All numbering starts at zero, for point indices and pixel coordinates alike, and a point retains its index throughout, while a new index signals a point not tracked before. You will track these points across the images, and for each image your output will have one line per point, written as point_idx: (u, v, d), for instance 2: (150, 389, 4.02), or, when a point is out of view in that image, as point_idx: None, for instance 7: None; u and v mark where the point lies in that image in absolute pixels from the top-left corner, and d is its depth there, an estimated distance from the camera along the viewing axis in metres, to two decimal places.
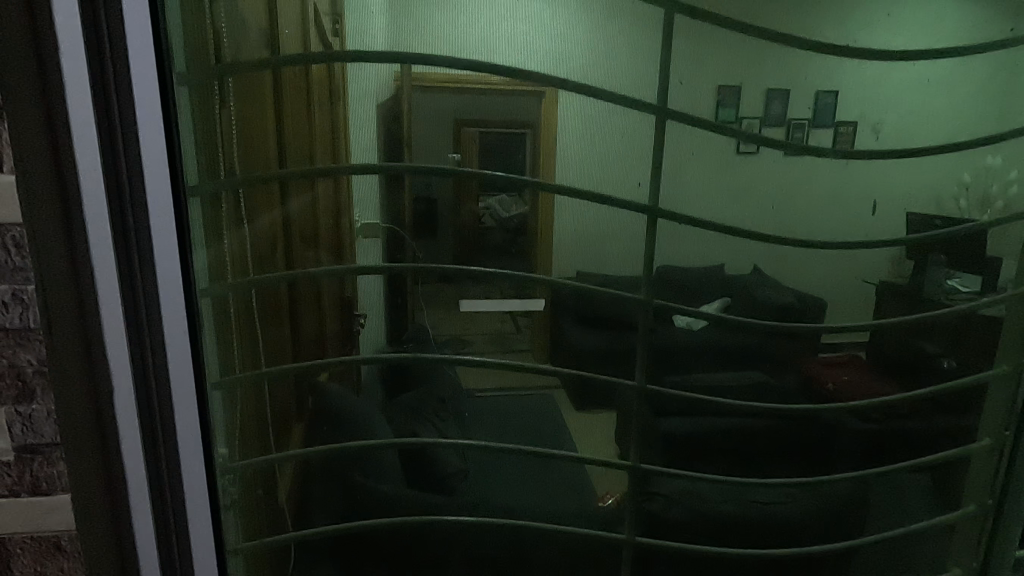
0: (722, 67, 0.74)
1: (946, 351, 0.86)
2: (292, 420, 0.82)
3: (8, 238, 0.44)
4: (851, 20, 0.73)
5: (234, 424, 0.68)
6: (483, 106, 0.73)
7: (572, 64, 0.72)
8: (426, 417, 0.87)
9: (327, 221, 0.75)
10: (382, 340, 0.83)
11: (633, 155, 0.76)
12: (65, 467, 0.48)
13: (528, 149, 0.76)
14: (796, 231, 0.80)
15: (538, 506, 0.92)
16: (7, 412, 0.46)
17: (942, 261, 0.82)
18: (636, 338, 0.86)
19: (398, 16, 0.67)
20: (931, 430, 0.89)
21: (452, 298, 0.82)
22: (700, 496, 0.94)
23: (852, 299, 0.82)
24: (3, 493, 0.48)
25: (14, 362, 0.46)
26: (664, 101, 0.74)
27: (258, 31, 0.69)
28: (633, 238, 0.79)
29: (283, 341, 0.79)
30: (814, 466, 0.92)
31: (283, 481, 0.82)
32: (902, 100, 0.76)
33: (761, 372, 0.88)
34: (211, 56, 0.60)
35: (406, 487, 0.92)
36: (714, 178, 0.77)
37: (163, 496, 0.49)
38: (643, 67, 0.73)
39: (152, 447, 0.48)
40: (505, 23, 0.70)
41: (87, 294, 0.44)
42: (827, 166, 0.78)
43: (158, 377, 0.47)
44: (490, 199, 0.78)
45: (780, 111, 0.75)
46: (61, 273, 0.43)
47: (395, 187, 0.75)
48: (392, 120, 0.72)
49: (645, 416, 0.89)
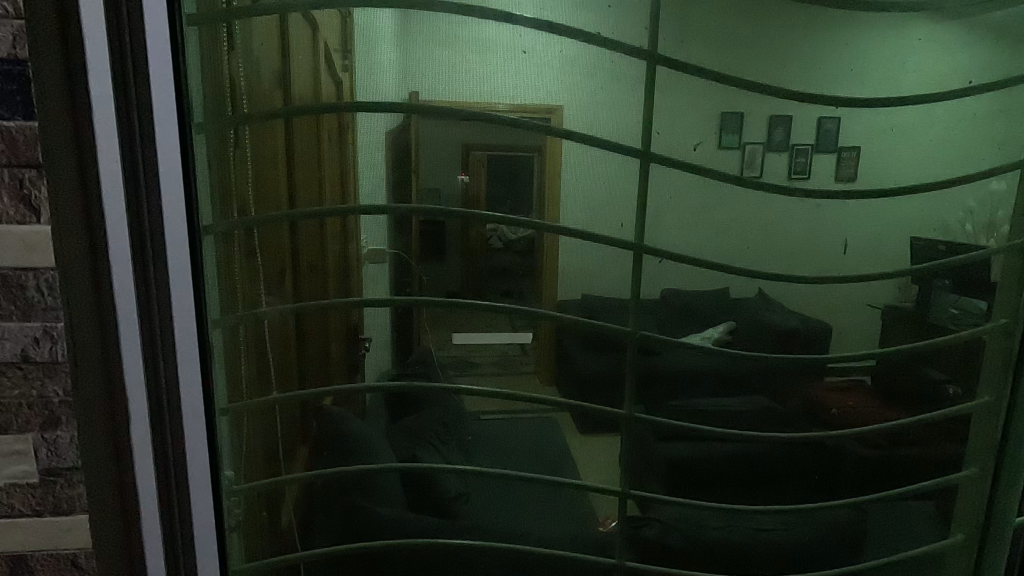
0: (728, 95, 0.78)
1: (954, 378, 0.89)
2: (297, 443, 0.85)
3: (38, 281, 0.47)
4: (824, 66, 0.78)
5: (245, 451, 0.74)
6: (487, 133, 0.76)
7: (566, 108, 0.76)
8: (426, 442, 0.88)
9: (335, 262, 0.79)
10: (388, 363, 0.84)
11: (622, 195, 0.80)
12: (86, 489, 0.51)
13: (534, 186, 0.79)
14: (790, 259, 0.83)
15: (540, 530, 0.93)
16: (33, 439, 0.49)
17: (949, 286, 0.85)
18: (628, 363, 0.88)
19: (405, 73, 0.74)
20: (928, 455, 0.92)
21: (455, 328, 0.84)
22: (694, 519, 0.95)
23: (853, 326, 0.86)
24: (24, 514, 0.51)
25: (41, 393, 0.49)
26: (647, 147, 0.78)
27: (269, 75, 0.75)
28: (622, 273, 0.83)
29: (293, 368, 0.83)
30: (812, 489, 0.94)
31: (287, 504, 0.86)
32: (884, 141, 0.81)
33: (767, 398, 0.89)
34: (228, 106, 0.68)
35: (407, 509, 0.94)
36: (702, 217, 0.81)
37: (172, 515, 0.53)
38: (630, 109, 0.77)
39: (162, 467, 0.51)
40: (502, 75, 0.75)
41: (108, 326, 0.48)
42: (806, 208, 0.82)
43: (172, 406, 0.51)
44: (498, 221, 0.80)
45: (784, 135, 0.79)
46: (84, 307, 0.47)
47: (404, 228, 0.79)
48: (398, 156, 0.76)
49: (645, 439, 0.91)
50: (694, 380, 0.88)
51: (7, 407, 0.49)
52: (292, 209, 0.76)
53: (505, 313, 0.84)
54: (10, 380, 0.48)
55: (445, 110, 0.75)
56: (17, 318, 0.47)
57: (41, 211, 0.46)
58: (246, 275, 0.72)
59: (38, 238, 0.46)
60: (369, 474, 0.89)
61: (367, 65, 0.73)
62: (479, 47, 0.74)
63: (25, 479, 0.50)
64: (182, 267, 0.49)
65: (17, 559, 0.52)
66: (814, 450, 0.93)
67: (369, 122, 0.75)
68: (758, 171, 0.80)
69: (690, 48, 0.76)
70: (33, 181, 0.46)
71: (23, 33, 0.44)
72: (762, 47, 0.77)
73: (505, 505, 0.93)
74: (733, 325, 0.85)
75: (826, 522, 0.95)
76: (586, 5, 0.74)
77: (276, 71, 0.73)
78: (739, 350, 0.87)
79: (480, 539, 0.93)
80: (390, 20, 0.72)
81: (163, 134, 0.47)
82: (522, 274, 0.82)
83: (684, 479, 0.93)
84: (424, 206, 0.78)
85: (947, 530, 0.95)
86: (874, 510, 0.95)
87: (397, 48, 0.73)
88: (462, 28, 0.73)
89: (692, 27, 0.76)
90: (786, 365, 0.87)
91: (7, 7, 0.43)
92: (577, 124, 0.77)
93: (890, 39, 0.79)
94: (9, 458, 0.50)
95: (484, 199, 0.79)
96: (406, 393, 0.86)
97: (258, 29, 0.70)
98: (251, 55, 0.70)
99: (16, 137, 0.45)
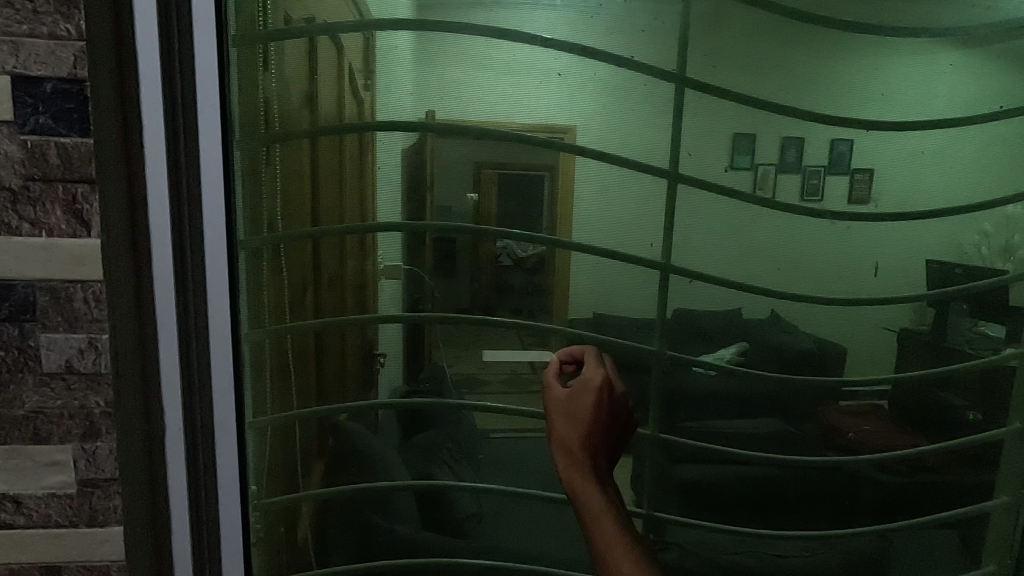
0: (743, 116, 0.78)
1: (972, 404, 0.89)
2: (314, 459, 0.84)
3: (87, 293, 0.47)
4: (847, 89, 0.79)
5: (269, 468, 0.74)
6: (502, 152, 0.77)
7: (578, 127, 0.77)
8: (441, 460, 0.90)
9: (353, 281, 0.80)
10: (400, 379, 0.85)
11: (649, 213, 0.80)
12: (124, 501, 0.50)
13: (546, 203, 0.80)
14: (809, 280, 0.83)
15: (554, 553, 0.92)
16: (73, 449, 0.48)
17: (967, 310, 0.86)
18: (653, 384, 0.88)
19: (422, 92, 0.75)
20: (954, 482, 0.92)
21: (472, 343, 0.84)
22: (711, 543, 0.94)
23: (868, 348, 0.86)
24: (59, 526, 0.49)
25: (83, 403, 0.48)
26: (675, 167, 0.79)
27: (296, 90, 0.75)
28: (648, 290, 0.82)
29: (310, 387, 0.81)
30: (836, 516, 0.92)
31: (303, 521, 0.84)
32: (907, 165, 0.81)
33: (777, 420, 0.90)
34: (262, 124, 0.67)
35: (424, 529, 0.92)
36: (726, 239, 0.81)
37: (200, 527, 0.53)
38: (653, 130, 0.78)
39: (192, 475, 0.52)
40: (520, 95, 0.76)
41: (148, 333, 0.48)
42: (829, 229, 0.82)
43: (204, 420, 0.51)
44: (509, 238, 0.81)
45: (795, 157, 0.80)
46: (126, 315, 0.47)
47: (418, 246, 0.80)
48: (414, 172, 0.77)
49: (660, 463, 0.90)
50: (707, 401, 0.89)
51: (48, 416, 0.48)
52: (316, 225, 0.77)
53: (522, 330, 0.84)
54: (53, 391, 0.47)
55: (462, 128, 0.76)
56: (63, 330, 0.47)
57: (93, 225, 0.46)
58: (271, 290, 0.71)
59: (90, 252, 0.46)
60: (385, 492, 0.89)
61: (387, 85, 0.74)
62: (500, 69, 0.75)
63: (63, 490, 0.49)
64: (219, 282, 0.50)
65: (52, 569, 0.50)
66: (834, 476, 0.91)
67: (388, 141, 0.76)
68: (770, 192, 0.80)
69: (717, 72, 0.78)
70: (86, 196, 0.46)
71: (84, 54, 0.44)
72: (790, 69, 0.78)
73: (521, 526, 0.91)
74: (744, 346, 0.85)
75: (851, 550, 0.93)
76: (616, 27, 0.75)
77: (304, 95, 0.73)
78: (753, 369, 0.88)
79: (501, 559, 0.92)
80: (409, 41, 0.73)
81: (207, 150, 0.48)
82: (530, 292, 0.83)
83: (701, 501, 0.92)
84: (439, 225, 0.79)
85: (975, 558, 0.94)
86: (900, 538, 0.93)
87: (415, 68, 0.74)
88: (483, 51, 0.74)
89: (721, 51, 0.77)
90: (803, 388, 0.87)
91: (68, 29, 0.44)
92: (590, 142, 0.78)
93: (915, 63, 0.80)
94: (49, 467, 0.48)
95: (495, 215, 0.80)
96: (420, 409, 0.87)
97: (290, 54, 0.70)
98: (278, 73, 0.69)
99: (71, 152, 0.45)
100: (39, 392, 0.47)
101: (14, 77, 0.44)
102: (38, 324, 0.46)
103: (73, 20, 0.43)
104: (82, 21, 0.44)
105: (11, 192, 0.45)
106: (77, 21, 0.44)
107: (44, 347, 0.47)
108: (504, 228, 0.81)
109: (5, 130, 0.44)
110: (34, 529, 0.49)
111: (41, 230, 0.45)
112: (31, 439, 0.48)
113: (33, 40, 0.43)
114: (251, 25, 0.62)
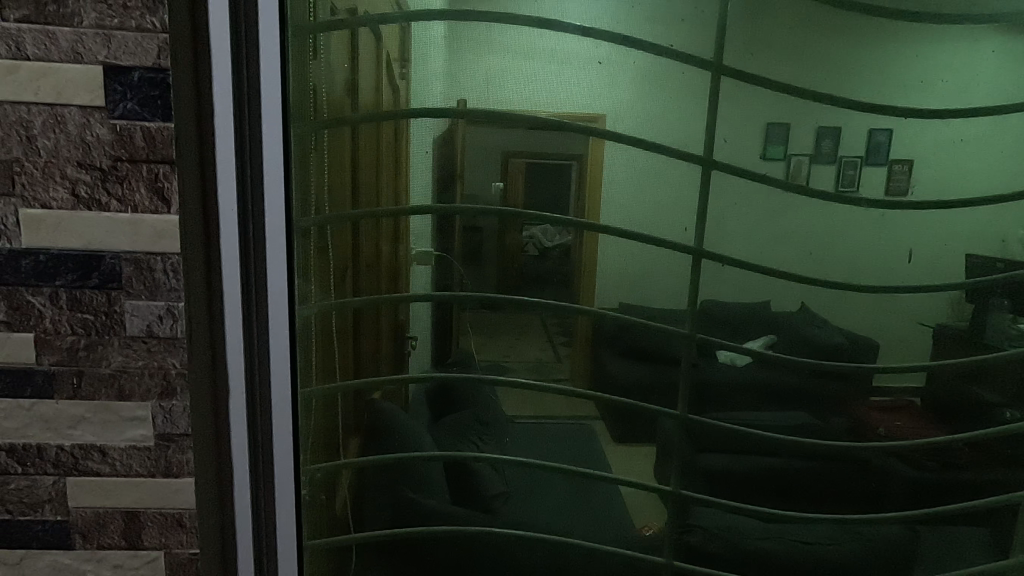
0: (774, 107, 0.80)
1: (1008, 402, 0.88)
2: (351, 434, 0.84)
3: (165, 265, 0.51)
4: (883, 79, 0.80)
5: (314, 437, 0.74)
6: (532, 140, 0.80)
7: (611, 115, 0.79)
8: (470, 441, 0.90)
9: (387, 264, 0.82)
10: (428, 360, 0.88)
11: (684, 200, 0.82)
12: (195, 456, 0.55)
13: (574, 191, 0.82)
14: (841, 275, 0.84)
15: (585, 528, 0.94)
16: (152, 406, 0.53)
17: (1007, 305, 0.85)
18: (682, 373, 0.89)
19: (452, 76, 0.77)
20: (986, 478, 0.91)
21: (500, 330, 0.87)
22: (738, 527, 0.95)
23: (902, 339, 0.86)
24: (139, 475, 0.54)
25: (162, 364, 0.52)
26: (709, 154, 0.81)
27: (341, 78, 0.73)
28: (679, 278, 0.84)
29: (348, 359, 0.82)
30: (862, 504, 0.92)
31: (343, 486, 0.85)
32: (943, 155, 0.81)
33: (809, 415, 0.89)
34: (312, 110, 0.69)
35: (453, 504, 0.92)
36: (758, 228, 0.83)
37: (257, 484, 0.58)
38: (691, 119, 0.79)
39: (252, 440, 0.56)
40: (546, 81, 0.78)
41: (215, 304, 0.53)
42: (862, 218, 0.83)
43: (262, 388, 0.56)
44: (534, 227, 0.84)
45: (832, 146, 0.80)
46: (196, 288, 0.52)
47: (448, 232, 0.83)
48: (445, 159, 0.80)
49: (686, 453, 0.92)
50: (743, 391, 0.88)
51: (130, 375, 0.52)
52: (354, 207, 0.78)
53: (548, 313, 0.87)
54: (135, 351, 0.52)
55: (494, 116, 0.79)
56: (144, 297, 0.51)
57: (172, 202, 0.50)
58: (319, 272, 0.72)
59: (169, 227, 0.50)
60: (419, 463, 0.91)
61: (422, 73, 0.76)
62: (533, 57, 0.77)
63: (143, 443, 0.54)
64: (278, 269, 0.54)
65: (131, 515, 0.55)
66: (861, 467, 0.91)
67: (423, 127, 0.79)
68: (803, 182, 0.81)
69: (754, 60, 0.78)
70: (167, 175, 0.50)
71: (167, 45, 0.48)
72: (830, 57, 0.79)
73: (547, 503, 0.93)
74: (772, 338, 0.86)
75: (878, 539, 0.93)
76: (654, 16, 0.76)
77: (347, 78, 0.73)
78: (789, 358, 0.87)
79: (531, 530, 0.93)
80: (442, 28, 0.75)
81: (270, 138, 0.52)
82: (560, 283, 0.86)
83: (733, 488, 0.92)
84: (469, 207, 0.82)
85: (1001, 549, 0.94)
86: (929, 531, 0.93)
87: (449, 57, 0.77)
88: (521, 41, 0.77)
89: (759, 40, 0.78)
90: (830, 377, 0.88)
91: (153, 22, 0.48)
92: (623, 128, 0.80)
93: (960, 51, 0.79)
94: (129, 423, 0.53)
95: (522, 203, 0.83)
96: (450, 389, 0.90)
97: (335, 41, 0.72)
98: (325, 61, 0.70)
99: (155, 135, 0.49)
100: (123, 352, 0.52)
101: (106, 67, 0.48)
102: (123, 292, 0.51)
103: (158, 14, 0.47)
104: (166, 14, 0.48)
105: (101, 171, 0.49)
106: (161, 14, 0.48)
107: (128, 313, 0.51)
108: (536, 211, 0.84)
109: (95, 115, 0.48)
110: (116, 479, 0.54)
111: (127, 207, 0.50)
112: (115, 395, 0.52)
113: (124, 33, 0.47)
114: (304, 16, 0.64)
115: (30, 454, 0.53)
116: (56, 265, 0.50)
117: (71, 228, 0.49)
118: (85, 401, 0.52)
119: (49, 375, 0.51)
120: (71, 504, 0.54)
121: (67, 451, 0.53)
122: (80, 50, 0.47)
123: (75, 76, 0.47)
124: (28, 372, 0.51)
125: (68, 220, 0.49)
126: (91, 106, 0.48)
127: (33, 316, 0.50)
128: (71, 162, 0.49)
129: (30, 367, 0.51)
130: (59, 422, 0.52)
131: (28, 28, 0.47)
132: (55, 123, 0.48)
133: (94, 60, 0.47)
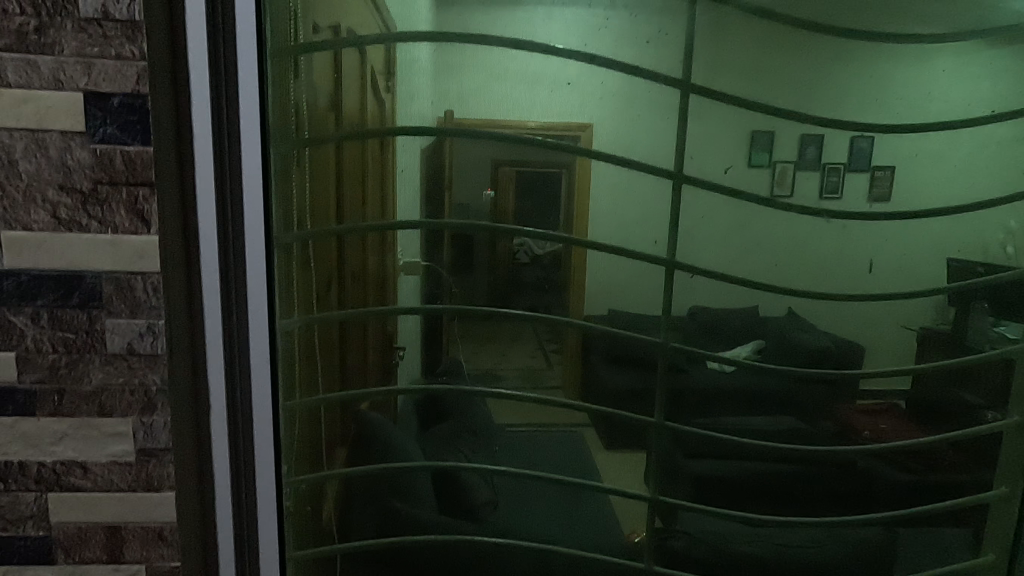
0: (746, 119, 0.82)
1: (991, 403, 0.89)
2: (338, 445, 0.84)
3: (146, 283, 0.52)
4: (850, 95, 0.82)
5: (300, 449, 0.74)
6: (519, 151, 0.82)
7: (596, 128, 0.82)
8: (459, 449, 0.92)
9: (373, 279, 0.83)
10: (417, 371, 0.91)
11: (653, 215, 0.84)
12: (177, 470, 0.55)
13: (563, 209, 0.85)
14: (822, 281, 0.86)
15: (569, 534, 0.95)
16: (132, 422, 0.54)
17: (986, 309, 0.86)
18: (660, 380, 0.91)
19: (436, 93, 0.79)
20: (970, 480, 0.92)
21: (488, 340, 0.90)
22: (719, 530, 0.97)
23: (886, 343, 0.88)
24: (121, 490, 0.55)
25: (143, 381, 0.53)
26: (680, 169, 0.84)
27: (325, 97, 0.75)
28: (656, 287, 0.86)
29: (338, 371, 0.82)
30: (841, 505, 0.95)
31: (328, 500, 0.84)
32: (915, 163, 0.84)
33: (793, 418, 0.93)
34: (294, 127, 0.69)
35: (441, 513, 0.93)
36: (727, 236, 0.85)
37: (239, 487, 0.60)
38: (660, 136, 0.83)
39: (232, 451, 0.59)
40: (525, 98, 0.80)
41: (195, 318, 0.55)
42: (833, 228, 0.85)
43: (243, 397, 0.58)
44: (526, 237, 0.87)
45: (814, 155, 0.82)
46: (177, 304, 0.54)
47: (435, 243, 0.85)
48: (431, 172, 0.83)
49: (673, 456, 0.95)
50: (721, 399, 0.92)
51: (112, 392, 0.53)
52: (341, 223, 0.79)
53: (539, 326, 0.90)
54: (116, 369, 0.53)
55: (479, 132, 0.80)
56: (125, 315, 0.52)
57: (152, 222, 0.51)
58: (303, 287, 0.72)
59: (149, 247, 0.51)
60: (406, 474, 0.92)
61: (407, 92, 0.78)
62: (512, 78, 0.80)
63: (124, 458, 0.54)
64: (258, 288, 0.57)
65: (113, 529, 0.56)
66: (843, 471, 0.94)
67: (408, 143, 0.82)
68: (789, 189, 0.84)
69: (721, 78, 0.81)
70: (147, 198, 0.51)
71: (145, 72, 0.49)
72: (797, 76, 0.81)
73: (534, 511, 0.94)
74: (761, 344, 0.89)
75: (858, 541, 0.94)
76: (625, 36, 0.79)
77: (331, 96, 0.75)
78: (767, 364, 0.92)
79: (516, 539, 0.93)
80: (428, 55, 0.77)
81: (249, 161, 0.55)
82: (544, 291, 0.89)
83: (716, 493, 0.95)
84: (452, 224, 0.84)
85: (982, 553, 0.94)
86: (909, 533, 0.95)
87: (433, 77, 0.79)
88: (498, 62, 0.79)
89: (728, 59, 0.80)
90: (812, 380, 0.90)
91: (133, 50, 0.49)
92: (602, 143, 0.82)
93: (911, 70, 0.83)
94: (110, 439, 0.54)
95: (510, 213, 0.87)
96: (440, 399, 0.92)
97: (316, 62, 0.71)
98: (307, 78, 0.69)
99: (135, 159, 0.50)
100: (104, 370, 0.53)
101: (86, 93, 0.49)
102: (104, 310, 0.52)
103: (137, 42, 0.49)
104: (145, 43, 0.49)
105: (82, 194, 0.50)
106: (140, 42, 0.49)
107: (109, 331, 0.52)
108: (522, 224, 0.87)
109: (76, 140, 0.49)
110: (98, 494, 0.55)
111: (108, 228, 0.51)
112: (97, 412, 0.53)
113: (103, 61, 0.49)
114: (286, 36, 0.64)
115: (14, 470, 0.54)
116: (39, 285, 0.51)
117: (53, 249, 0.51)
118: (67, 417, 0.53)
119: (32, 393, 0.52)
120: (53, 520, 0.55)
121: (50, 467, 0.54)
122: (62, 77, 0.49)
123: (57, 102, 0.49)
124: (10, 390, 0.52)
125: (49, 241, 0.50)
126: (72, 131, 0.49)
127: (16, 336, 0.52)
128: (53, 185, 0.50)
129: (12, 386, 0.52)
130: (42, 439, 0.53)
131: (11, 57, 0.48)
132: (37, 147, 0.49)
133: (75, 87, 0.49)
